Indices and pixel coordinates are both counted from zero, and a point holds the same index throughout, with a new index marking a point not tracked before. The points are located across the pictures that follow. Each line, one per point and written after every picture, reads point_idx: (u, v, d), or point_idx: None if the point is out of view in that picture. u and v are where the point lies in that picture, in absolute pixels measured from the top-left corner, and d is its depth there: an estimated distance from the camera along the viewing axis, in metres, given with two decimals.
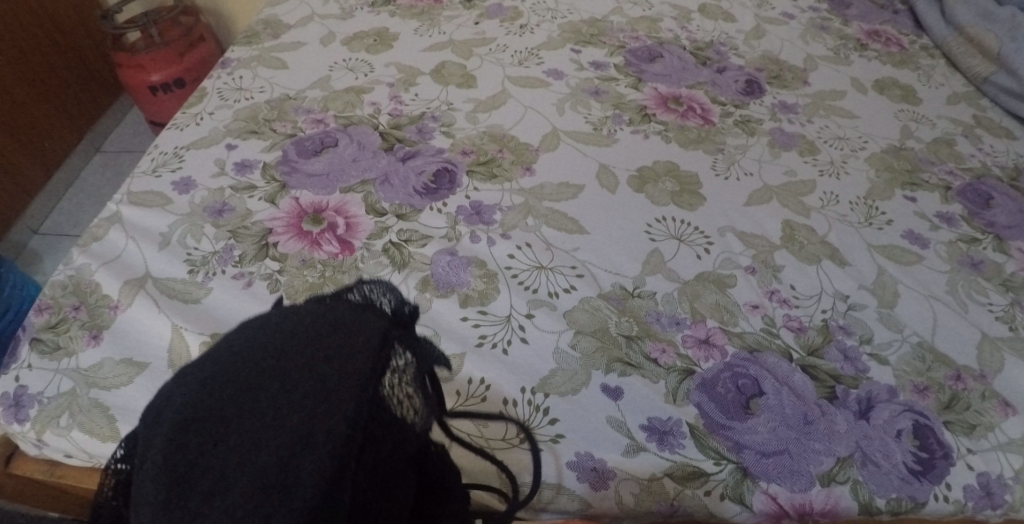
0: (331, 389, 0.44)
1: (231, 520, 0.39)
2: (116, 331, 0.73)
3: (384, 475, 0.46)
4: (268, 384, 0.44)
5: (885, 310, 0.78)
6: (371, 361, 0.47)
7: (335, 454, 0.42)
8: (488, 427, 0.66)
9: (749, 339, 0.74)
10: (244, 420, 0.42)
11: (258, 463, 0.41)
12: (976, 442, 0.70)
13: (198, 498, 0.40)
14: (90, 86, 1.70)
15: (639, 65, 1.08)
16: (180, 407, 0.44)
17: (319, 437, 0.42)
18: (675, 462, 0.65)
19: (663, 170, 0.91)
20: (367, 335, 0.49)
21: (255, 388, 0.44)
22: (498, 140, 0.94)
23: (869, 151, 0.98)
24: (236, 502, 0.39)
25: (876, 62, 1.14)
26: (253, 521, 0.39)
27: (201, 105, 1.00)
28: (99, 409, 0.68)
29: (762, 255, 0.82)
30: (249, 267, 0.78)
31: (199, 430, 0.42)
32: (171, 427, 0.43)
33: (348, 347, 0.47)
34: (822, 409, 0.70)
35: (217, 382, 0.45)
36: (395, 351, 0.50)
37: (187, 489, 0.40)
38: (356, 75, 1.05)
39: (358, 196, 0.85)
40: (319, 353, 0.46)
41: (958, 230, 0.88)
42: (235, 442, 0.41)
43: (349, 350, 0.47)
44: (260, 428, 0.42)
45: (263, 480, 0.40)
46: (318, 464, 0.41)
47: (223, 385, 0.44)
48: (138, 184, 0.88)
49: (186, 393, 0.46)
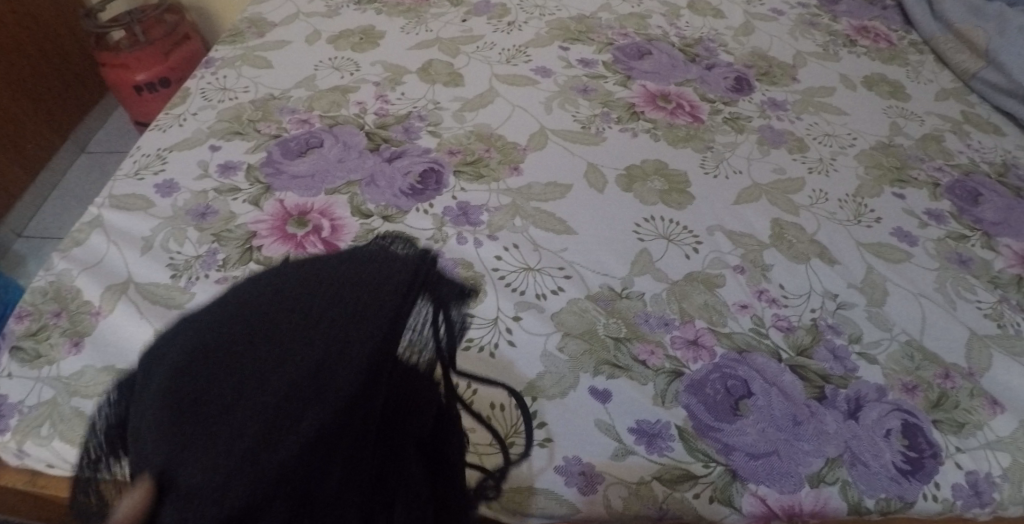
0: (359, 314, 0.49)
1: (255, 421, 0.43)
2: (94, 337, 0.72)
3: (394, 414, 0.54)
4: (294, 308, 0.49)
5: (874, 309, 0.78)
6: (398, 294, 0.52)
7: (363, 370, 0.48)
8: (476, 432, 0.65)
9: (738, 339, 0.74)
10: (268, 342, 0.47)
11: (277, 381, 0.45)
12: (964, 440, 0.70)
13: (217, 406, 0.43)
14: (71, 84, 1.68)
15: (628, 62, 1.07)
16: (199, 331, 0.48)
17: (349, 354, 0.48)
18: (664, 465, 0.65)
19: (652, 169, 0.91)
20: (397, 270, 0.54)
21: (273, 317, 0.48)
22: (485, 139, 0.93)
23: (858, 148, 0.97)
24: (260, 405, 0.44)
25: (865, 58, 1.14)
26: (279, 421, 0.44)
27: (184, 106, 0.99)
28: (81, 418, 0.67)
29: (751, 254, 0.82)
30: (233, 271, 0.77)
31: (217, 351, 0.46)
32: (188, 349, 0.47)
33: (378, 279, 0.52)
34: (810, 409, 0.69)
35: (237, 313, 0.49)
36: (420, 293, 0.55)
37: (201, 400, 0.44)
38: (342, 74, 1.03)
39: (343, 197, 0.84)
40: (343, 283, 0.51)
41: (946, 227, 0.88)
42: (261, 355, 0.46)
43: (377, 281, 0.52)
44: (288, 346, 0.47)
45: (286, 396, 0.45)
46: (346, 378, 0.47)
47: (245, 314, 0.49)
48: (120, 186, 0.87)
49: (204, 319, 0.49)
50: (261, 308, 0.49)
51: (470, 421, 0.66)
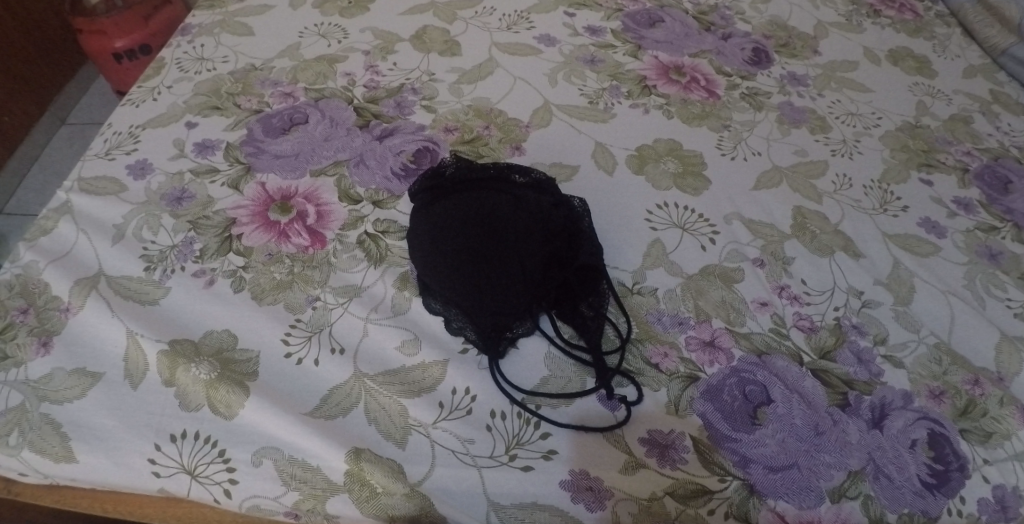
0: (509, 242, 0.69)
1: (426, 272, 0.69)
2: (40, 365, 0.65)
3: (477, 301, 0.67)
4: (534, 222, 0.70)
5: (901, 309, 0.73)
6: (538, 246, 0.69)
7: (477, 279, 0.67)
8: (475, 443, 0.62)
9: (757, 341, 0.69)
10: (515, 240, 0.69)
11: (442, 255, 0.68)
12: (992, 452, 0.66)
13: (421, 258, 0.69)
14: (55, 44, 1.53)
15: (639, 31, 0.99)
16: (498, 206, 0.70)
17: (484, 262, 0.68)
18: (677, 479, 0.61)
19: (664, 150, 0.85)
20: (556, 231, 0.71)
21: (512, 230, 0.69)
22: (484, 115, 0.86)
23: (883, 128, 0.91)
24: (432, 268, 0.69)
25: (890, 30, 1.06)
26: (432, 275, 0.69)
27: (159, 77, 0.90)
28: (51, 427, 0.62)
29: (770, 246, 0.77)
30: (211, 263, 0.71)
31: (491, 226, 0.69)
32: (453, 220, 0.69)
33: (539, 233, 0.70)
34: (833, 417, 0.65)
35: (538, 210, 0.71)
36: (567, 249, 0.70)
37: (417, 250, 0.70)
38: (329, 42, 0.95)
39: (330, 180, 0.78)
40: (525, 225, 0.70)
41: (976, 217, 0.82)
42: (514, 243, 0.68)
43: (537, 233, 0.70)
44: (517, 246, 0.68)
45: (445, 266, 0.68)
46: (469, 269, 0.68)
47: (531, 217, 0.70)
48: (89, 166, 0.79)
49: (518, 202, 0.71)
50: (537, 217, 0.70)
51: (469, 431, 0.63)
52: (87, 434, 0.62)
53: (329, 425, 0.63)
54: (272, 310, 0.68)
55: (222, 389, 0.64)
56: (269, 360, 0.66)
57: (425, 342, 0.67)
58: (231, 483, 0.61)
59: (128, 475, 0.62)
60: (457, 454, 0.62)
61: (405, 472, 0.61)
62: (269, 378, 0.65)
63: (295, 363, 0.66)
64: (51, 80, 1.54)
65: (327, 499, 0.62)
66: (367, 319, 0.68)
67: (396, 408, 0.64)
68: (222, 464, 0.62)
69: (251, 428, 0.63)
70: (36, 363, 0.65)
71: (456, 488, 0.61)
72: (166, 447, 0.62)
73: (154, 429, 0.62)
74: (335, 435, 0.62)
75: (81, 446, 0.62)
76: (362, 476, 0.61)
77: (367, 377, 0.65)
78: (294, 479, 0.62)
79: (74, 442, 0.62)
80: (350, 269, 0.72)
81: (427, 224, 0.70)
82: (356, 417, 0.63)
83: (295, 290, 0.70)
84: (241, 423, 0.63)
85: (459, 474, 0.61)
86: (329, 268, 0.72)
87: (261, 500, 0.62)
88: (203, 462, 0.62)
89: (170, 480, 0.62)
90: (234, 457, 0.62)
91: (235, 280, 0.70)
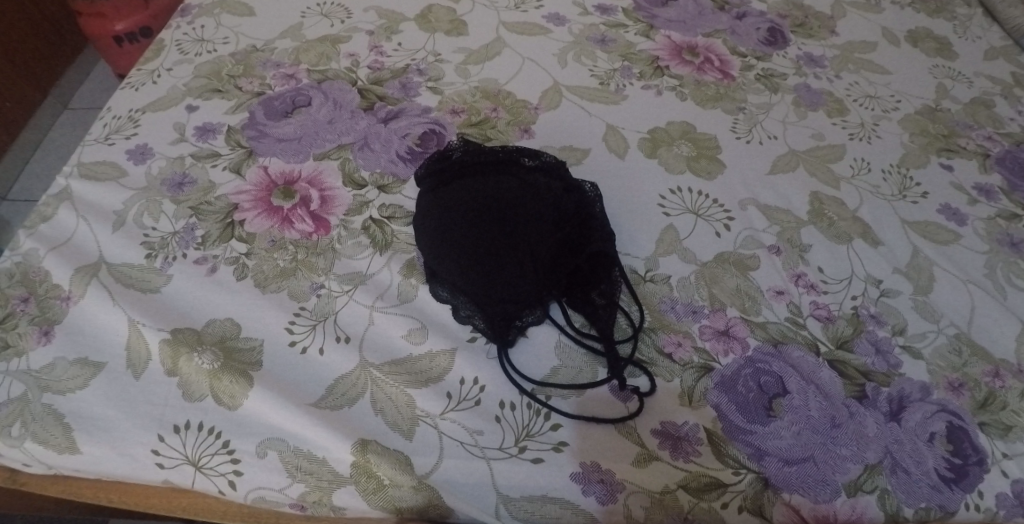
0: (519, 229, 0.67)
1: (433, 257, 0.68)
2: (41, 356, 0.63)
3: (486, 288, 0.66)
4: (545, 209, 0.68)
5: (920, 298, 0.71)
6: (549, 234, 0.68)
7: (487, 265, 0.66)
8: (484, 434, 0.61)
9: (772, 330, 0.68)
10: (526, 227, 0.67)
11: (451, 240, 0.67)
12: (1011, 445, 0.64)
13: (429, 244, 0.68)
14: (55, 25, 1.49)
15: (651, 10, 0.96)
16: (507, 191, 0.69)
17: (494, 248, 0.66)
18: (690, 472, 0.60)
19: (678, 132, 0.82)
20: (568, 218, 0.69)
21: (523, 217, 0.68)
22: (492, 97, 0.84)
23: (902, 112, 0.88)
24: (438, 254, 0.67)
25: (909, 10, 1.03)
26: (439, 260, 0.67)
27: (159, 59, 0.88)
28: (54, 418, 0.61)
29: (787, 233, 0.75)
30: (213, 250, 0.69)
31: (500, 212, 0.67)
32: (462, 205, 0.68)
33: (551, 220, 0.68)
34: (849, 409, 0.64)
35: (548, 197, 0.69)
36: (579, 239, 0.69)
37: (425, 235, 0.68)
38: (332, 22, 0.93)
39: (334, 164, 0.76)
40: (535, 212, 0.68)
41: (997, 204, 0.80)
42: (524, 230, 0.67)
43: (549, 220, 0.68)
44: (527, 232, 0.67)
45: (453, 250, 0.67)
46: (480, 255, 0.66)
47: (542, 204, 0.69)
48: (89, 151, 0.77)
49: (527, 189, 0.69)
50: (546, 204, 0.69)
51: (478, 422, 0.61)
52: (90, 425, 0.61)
53: (335, 416, 0.62)
54: (276, 298, 0.67)
55: (226, 380, 0.62)
56: (273, 350, 0.64)
57: (433, 332, 0.66)
58: (235, 474, 0.60)
59: (131, 467, 0.61)
60: (466, 445, 0.60)
61: (412, 465, 0.60)
62: (275, 368, 0.63)
63: (299, 352, 0.64)
64: (54, 65, 1.52)
65: (333, 491, 0.61)
66: (373, 308, 0.67)
67: (403, 398, 0.62)
68: (226, 456, 0.61)
69: (256, 419, 0.61)
70: (37, 354, 0.63)
71: (465, 480, 0.60)
72: (169, 438, 0.61)
73: (157, 419, 0.61)
74: (341, 426, 0.61)
75: (83, 436, 0.61)
76: (368, 468, 0.60)
77: (373, 366, 0.64)
78: (299, 471, 0.60)
79: (76, 433, 0.61)
80: (355, 256, 0.70)
81: (435, 208, 0.69)
82: (363, 408, 0.62)
83: (299, 277, 0.68)
84: (245, 414, 0.62)
85: (468, 466, 0.60)
86: (334, 255, 0.70)
87: (266, 492, 0.61)
88: (207, 453, 0.61)
89: (174, 472, 0.61)
90: (238, 448, 0.61)
91: (237, 268, 0.68)
